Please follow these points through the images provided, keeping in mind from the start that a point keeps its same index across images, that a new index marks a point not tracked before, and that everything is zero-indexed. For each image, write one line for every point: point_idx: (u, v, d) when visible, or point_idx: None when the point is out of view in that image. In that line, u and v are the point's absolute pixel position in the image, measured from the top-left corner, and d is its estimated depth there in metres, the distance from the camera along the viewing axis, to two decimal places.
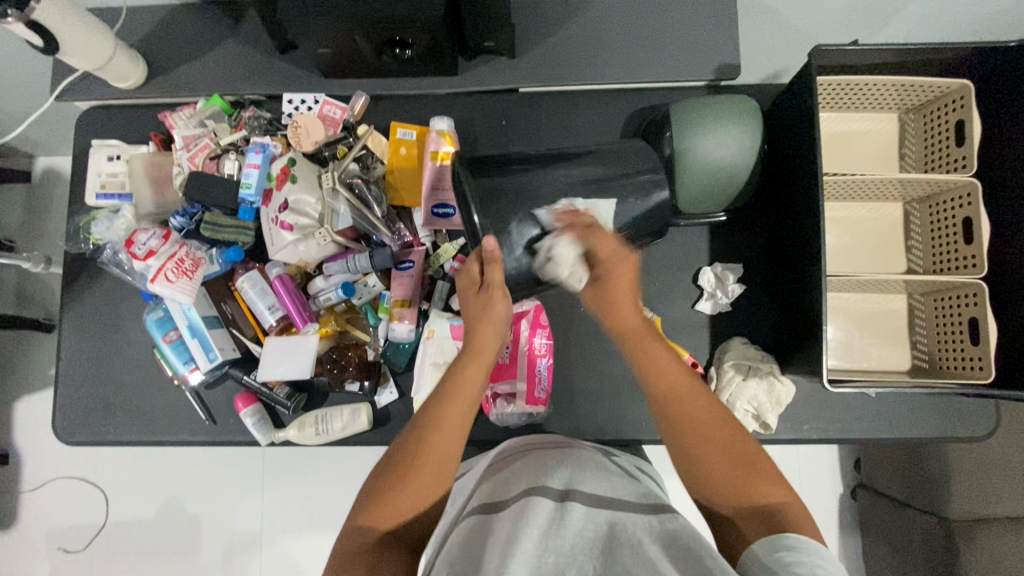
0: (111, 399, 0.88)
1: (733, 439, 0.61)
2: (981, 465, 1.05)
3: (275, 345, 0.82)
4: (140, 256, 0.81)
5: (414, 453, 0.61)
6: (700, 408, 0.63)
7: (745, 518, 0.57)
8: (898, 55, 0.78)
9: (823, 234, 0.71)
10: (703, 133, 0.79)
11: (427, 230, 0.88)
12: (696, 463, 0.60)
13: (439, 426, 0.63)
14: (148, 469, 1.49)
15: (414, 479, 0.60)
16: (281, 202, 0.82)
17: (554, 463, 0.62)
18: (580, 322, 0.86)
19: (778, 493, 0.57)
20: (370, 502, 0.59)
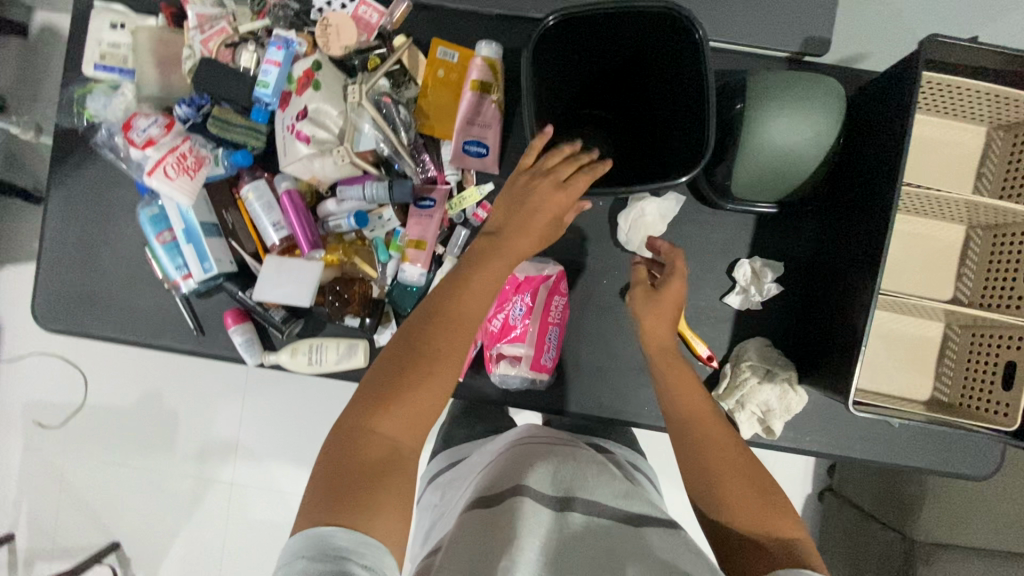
0: (97, 291, 0.83)
1: (736, 466, 0.59)
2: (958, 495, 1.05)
3: (276, 266, 0.77)
4: (138, 143, 0.74)
5: (422, 352, 0.57)
6: (703, 433, 0.61)
7: (754, 546, 0.55)
8: (1007, 61, 0.69)
9: (885, 247, 0.66)
10: (779, 112, 0.71)
11: (454, 167, 0.80)
12: (714, 484, 0.58)
13: (449, 326, 0.59)
14: (131, 361, 1.47)
15: (423, 383, 0.56)
16: (300, 109, 0.74)
17: (551, 459, 0.62)
18: (600, 294, 0.81)
19: (785, 523, 0.56)
20: (378, 402, 0.55)
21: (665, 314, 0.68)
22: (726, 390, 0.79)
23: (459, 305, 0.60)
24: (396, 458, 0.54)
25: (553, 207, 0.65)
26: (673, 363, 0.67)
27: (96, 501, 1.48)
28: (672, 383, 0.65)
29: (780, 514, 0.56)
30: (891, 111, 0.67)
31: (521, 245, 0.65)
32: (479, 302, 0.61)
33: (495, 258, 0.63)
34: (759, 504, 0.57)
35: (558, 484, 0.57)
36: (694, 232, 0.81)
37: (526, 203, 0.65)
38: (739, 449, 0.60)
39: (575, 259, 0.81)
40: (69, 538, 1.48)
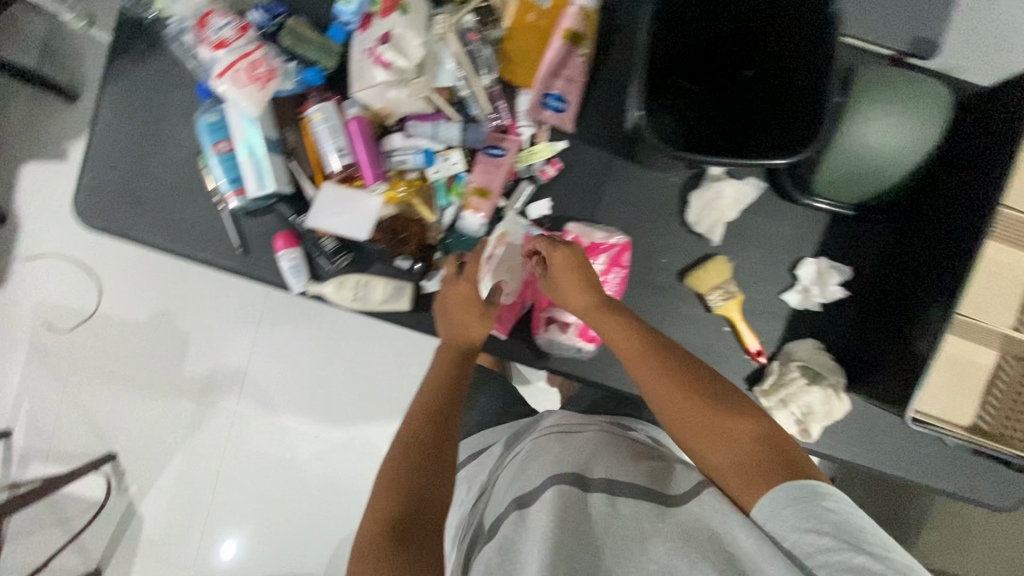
0: (143, 194, 0.80)
1: (693, 406, 0.60)
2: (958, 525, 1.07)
3: (334, 194, 0.74)
4: (209, 44, 0.70)
5: (419, 433, 0.65)
6: (651, 379, 0.63)
7: (740, 473, 0.55)
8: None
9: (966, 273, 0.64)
10: (876, 113, 0.68)
11: (529, 119, 0.77)
12: (692, 431, 0.60)
13: (438, 397, 0.69)
14: (148, 273, 1.43)
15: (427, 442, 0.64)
16: (382, 32, 0.70)
17: (564, 442, 0.66)
18: (659, 273, 0.79)
19: (744, 432, 0.57)
20: (393, 476, 0.61)
21: (574, 277, 0.69)
22: (771, 387, 0.78)
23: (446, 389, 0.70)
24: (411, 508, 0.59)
25: (469, 303, 0.72)
26: (600, 316, 0.68)
27: (96, 412, 1.42)
28: (609, 336, 0.67)
29: (742, 425, 0.58)
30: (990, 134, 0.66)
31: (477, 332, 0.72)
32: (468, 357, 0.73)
33: (471, 316, 0.72)
34: (714, 421, 0.58)
35: (574, 462, 0.61)
36: (764, 223, 0.78)
37: (469, 315, 0.72)
38: (696, 385, 0.61)
39: (638, 233, 0.78)
40: (65, 442, 1.41)
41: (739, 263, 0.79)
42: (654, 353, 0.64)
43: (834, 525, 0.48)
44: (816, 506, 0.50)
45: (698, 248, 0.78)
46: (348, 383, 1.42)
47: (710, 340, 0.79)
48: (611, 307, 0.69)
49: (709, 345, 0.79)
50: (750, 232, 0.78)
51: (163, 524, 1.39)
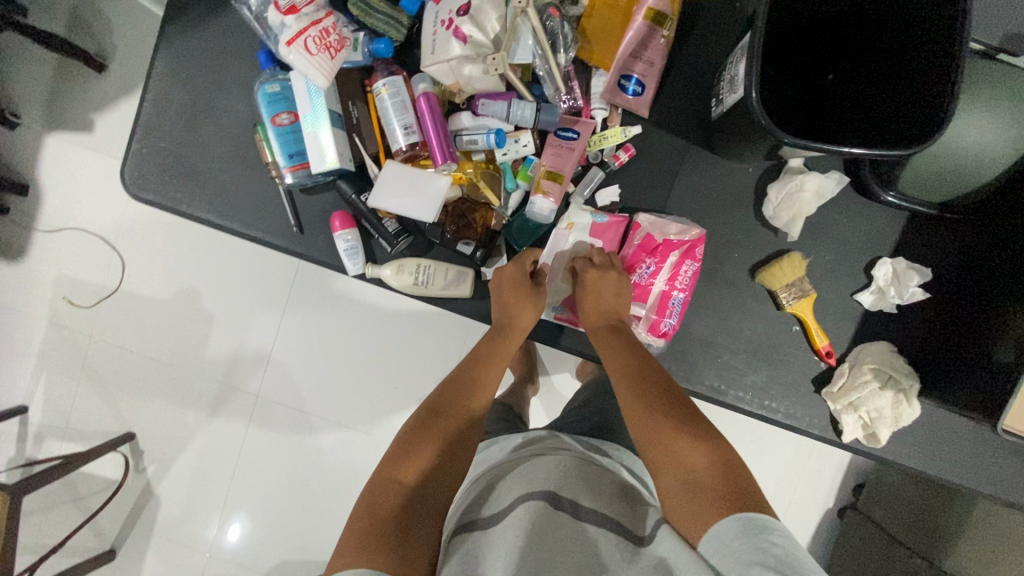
0: (194, 165, 0.76)
1: (661, 422, 0.57)
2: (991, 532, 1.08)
3: (400, 174, 0.71)
4: (278, 8, 0.65)
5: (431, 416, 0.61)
6: (628, 393, 0.61)
7: (687, 499, 0.52)
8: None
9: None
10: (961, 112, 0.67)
11: (602, 102, 0.74)
12: (651, 448, 0.56)
13: (454, 389, 0.65)
14: (173, 250, 1.36)
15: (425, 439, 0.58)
16: (461, 4, 0.67)
17: (538, 457, 0.61)
18: (728, 268, 0.76)
19: (704, 456, 0.53)
20: (402, 453, 0.57)
21: (603, 292, 0.69)
22: (841, 390, 0.75)
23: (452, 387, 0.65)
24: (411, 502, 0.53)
25: (509, 285, 0.70)
26: (607, 335, 0.67)
27: (115, 392, 1.37)
28: (608, 352, 0.66)
29: (703, 448, 0.54)
30: None
31: (526, 319, 0.70)
32: (502, 353, 0.69)
33: (508, 295, 0.70)
34: (678, 439, 0.55)
35: (550, 478, 0.57)
36: (841, 220, 0.76)
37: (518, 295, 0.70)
38: (671, 405, 0.58)
39: (709, 225, 0.76)
40: (84, 421, 1.37)
41: (811, 260, 0.76)
42: (639, 372, 0.63)
43: (777, 559, 0.43)
44: (761, 539, 0.46)
45: (771, 244, 0.76)
46: (378, 371, 1.36)
47: (778, 339, 0.77)
48: (614, 329, 0.68)
49: (776, 343, 0.77)
50: (825, 228, 0.76)
51: (184, 507, 1.36)
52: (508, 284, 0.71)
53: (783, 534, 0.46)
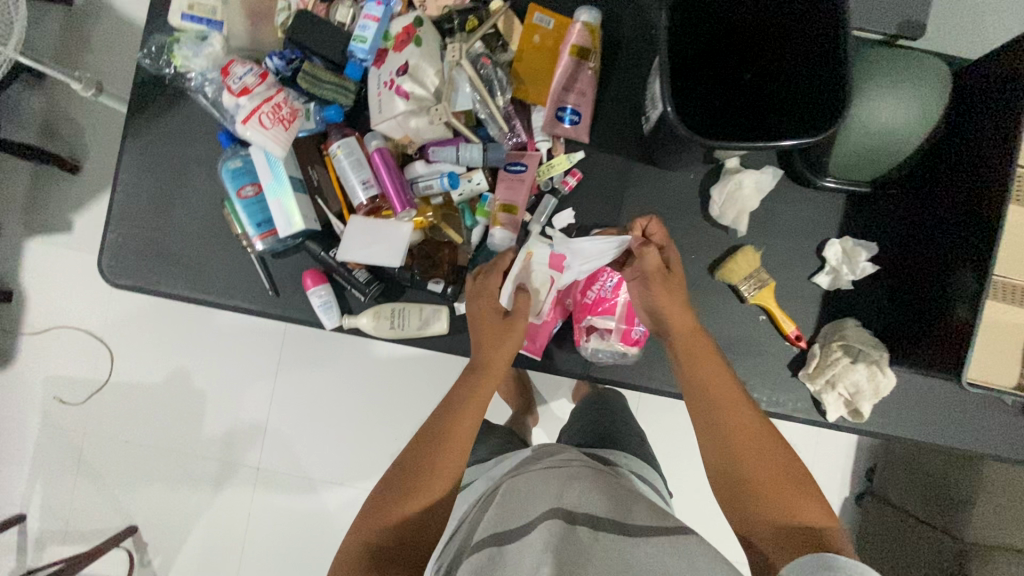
0: (168, 246, 0.80)
1: (770, 465, 0.60)
2: (1004, 495, 1.13)
3: (362, 226, 0.74)
4: (232, 92, 0.71)
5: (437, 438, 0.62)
6: (729, 424, 0.63)
7: (774, 542, 0.56)
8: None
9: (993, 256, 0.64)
10: (882, 88, 0.70)
11: (544, 135, 0.79)
12: (745, 471, 0.60)
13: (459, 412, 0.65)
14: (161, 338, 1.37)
15: (424, 478, 0.60)
16: (400, 64, 0.73)
17: (554, 471, 0.61)
18: (688, 269, 0.80)
19: (816, 516, 0.56)
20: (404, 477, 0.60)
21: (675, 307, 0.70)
22: (817, 370, 0.77)
23: (450, 413, 0.64)
24: (409, 531, 0.58)
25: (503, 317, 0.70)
26: (701, 347, 0.69)
27: (115, 485, 1.36)
28: (698, 368, 0.67)
29: (812, 509, 0.57)
30: (997, 89, 0.66)
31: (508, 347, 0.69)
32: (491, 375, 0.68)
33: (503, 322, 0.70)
34: (785, 484, 0.58)
35: (569, 495, 0.56)
36: (786, 211, 0.80)
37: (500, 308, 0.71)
38: (781, 453, 0.61)
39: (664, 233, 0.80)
40: (86, 520, 1.35)
41: (765, 251, 0.80)
42: (742, 404, 0.64)
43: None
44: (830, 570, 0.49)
45: (725, 241, 0.80)
46: (376, 425, 1.36)
47: (749, 330, 0.80)
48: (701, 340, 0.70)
49: (747, 335, 0.80)
50: (771, 220, 0.80)
51: None
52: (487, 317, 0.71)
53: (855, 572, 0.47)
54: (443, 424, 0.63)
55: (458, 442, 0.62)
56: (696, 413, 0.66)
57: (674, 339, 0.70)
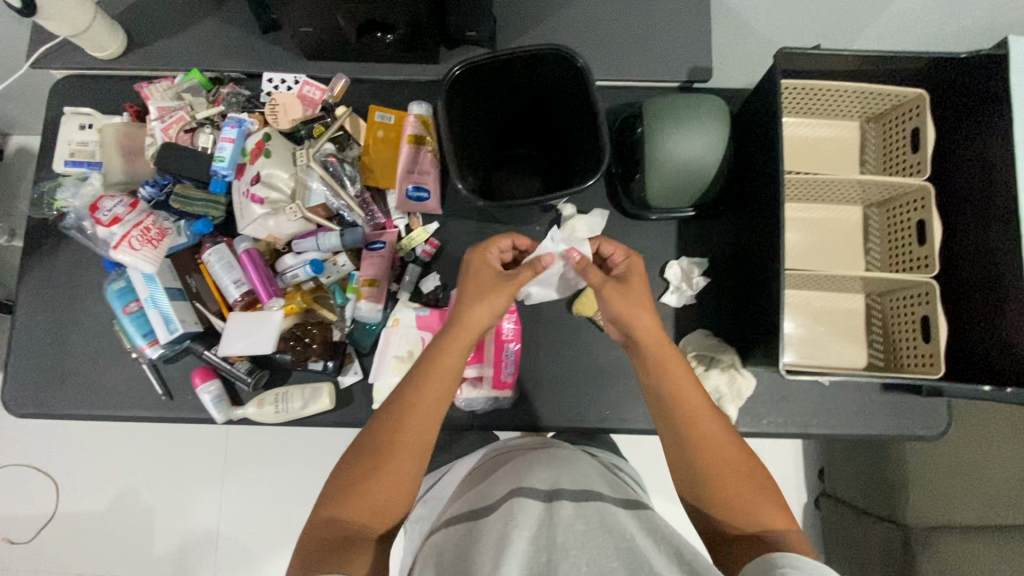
0: (67, 370, 0.85)
1: (745, 477, 0.63)
2: (935, 472, 1.11)
3: (238, 320, 0.81)
4: (104, 222, 0.80)
5: (404, 409, 0.64)
6: (703, 439, 0.64)
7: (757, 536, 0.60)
8: (867, 63, 0.78)
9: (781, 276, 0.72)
10: (673, 128, 0.80)
11: (400, 213, 0.88)
12: (718, 483, 0.63)
13: (437, 383, 0.66)
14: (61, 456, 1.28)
15: (390, 460, 0.63)
16: (253, 175, 0.82)
17: (549, 465, 0.69)
18: (549, 309, 0.87)
19: (780, 523, 0.62)
20: (378, 446, 0.63)
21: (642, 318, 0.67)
22: None
23: (418, 397, 0.65)
24: (369, 492, 0.62)
25: (487, 286, 0.68)
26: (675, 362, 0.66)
27: None
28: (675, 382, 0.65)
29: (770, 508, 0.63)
30: (764, 111, 0.77)
31: (475, 319, 0.67)
32: (464, 335, 0.67)
33: (490, 291, 0.67)
34: (758, 491, 0.63)
35: (564, 482, 0.65)
36: (627, 243, 0.89)
37: (480, 293, 0.67)
38: (746, 455, 0.64)
39: None
40: None
41: None
42: (714, 419, 0.65)
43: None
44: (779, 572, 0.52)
45: None
46: None
47: (615, 354, 0.87)
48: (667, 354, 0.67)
49: (614, 360, 0.86)
50: None
51: None
52: (481, 276, 0.69)
53: (806, 569, 0.51)
54: (410, 407, 0.65)
55: (427, 423, 0.65)
56: (665, 425, 0.66)
57: (646, 355, 0.66)
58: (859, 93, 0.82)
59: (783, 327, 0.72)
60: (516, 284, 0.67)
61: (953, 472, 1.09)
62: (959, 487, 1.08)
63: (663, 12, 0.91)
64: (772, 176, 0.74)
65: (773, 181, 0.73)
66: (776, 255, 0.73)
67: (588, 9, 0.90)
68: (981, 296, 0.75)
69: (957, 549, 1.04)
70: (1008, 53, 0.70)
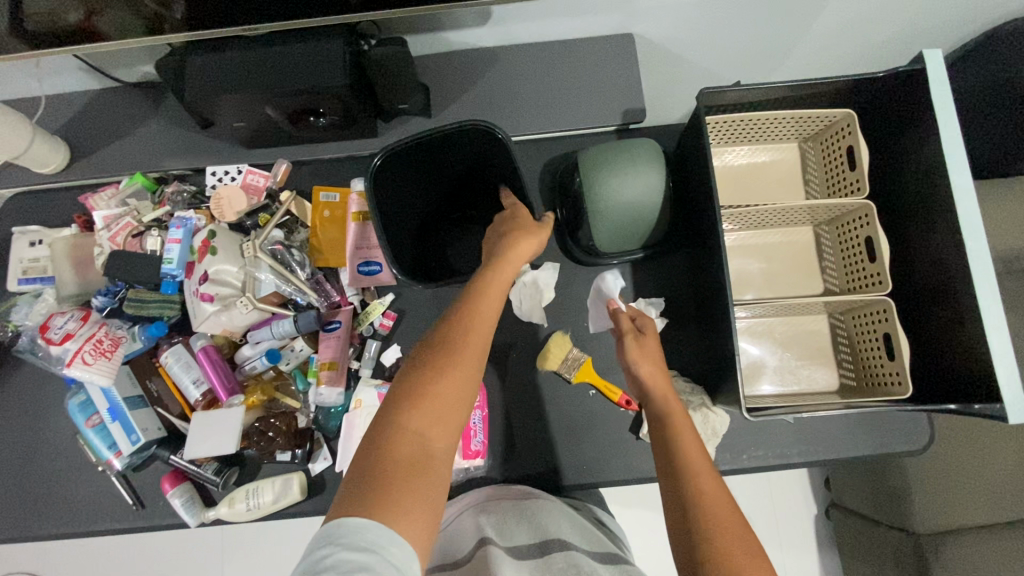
0: (35, 491, 0.84)
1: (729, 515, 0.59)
2: (936, 476, 1.05)
3: (199, 422, 0.80)
4: (56, 341, 0.80)
5: (466, 319, 0.60)
6: (701, 467, 0.63)
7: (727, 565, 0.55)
8: (793, 89, 0.79)
9: (732, 312, 0.71)
10: (610, 176, 0.80)
11: (353, 289, 0.88)
12: (704, 511, 0.59)
13: (492, 294, 0.63)
14: (45, 565, 1.24)
15: (452, 372, 0.57)
16: (201, 274, 0.82)
17: (538, 511, 0.72)
18: (514, 369, 0.87)
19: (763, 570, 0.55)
20: (438, 360, 0.57)
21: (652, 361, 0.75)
22: None
23: (474, 311, 0.61)
24: (429, 403, 0.55)
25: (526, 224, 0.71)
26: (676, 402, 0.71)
27: None
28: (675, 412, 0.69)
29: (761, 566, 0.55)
30: (695, 149, 0.77)
31: (524, 248, 0.68)
32: (515, 257, 0.67)
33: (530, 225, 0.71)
34: (747, 537, 0.57)
35: (556, 528, 0.69)
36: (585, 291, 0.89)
37: (519, 228, 0.71)
38: (726, 500, 0.60)
39: None
40: None
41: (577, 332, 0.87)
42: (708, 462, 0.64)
43: None
44: None
45: (538, 334, 0.88)
46: None
47: (586, 405, 0.86)
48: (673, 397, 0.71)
49: (585, 413, 0.86)
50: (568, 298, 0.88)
51: None
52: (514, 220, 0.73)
53: None
54: (468, 326, 0.60)
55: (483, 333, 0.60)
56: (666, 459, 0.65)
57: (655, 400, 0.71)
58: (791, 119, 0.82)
59: (739, 362, 0.71)
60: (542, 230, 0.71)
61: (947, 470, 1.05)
62: (962, 488, 1.03)
63: (590, 59, 0.92)
64: (710, 213, 0.73)
65: (712, 218, 0.73)
66: (726, 290, 0.72)
67: (517, 65, 0.92)
68: (940, 306, 0.75)
69: (969, 553, 0.99)
70: (925, 67, 0.71)
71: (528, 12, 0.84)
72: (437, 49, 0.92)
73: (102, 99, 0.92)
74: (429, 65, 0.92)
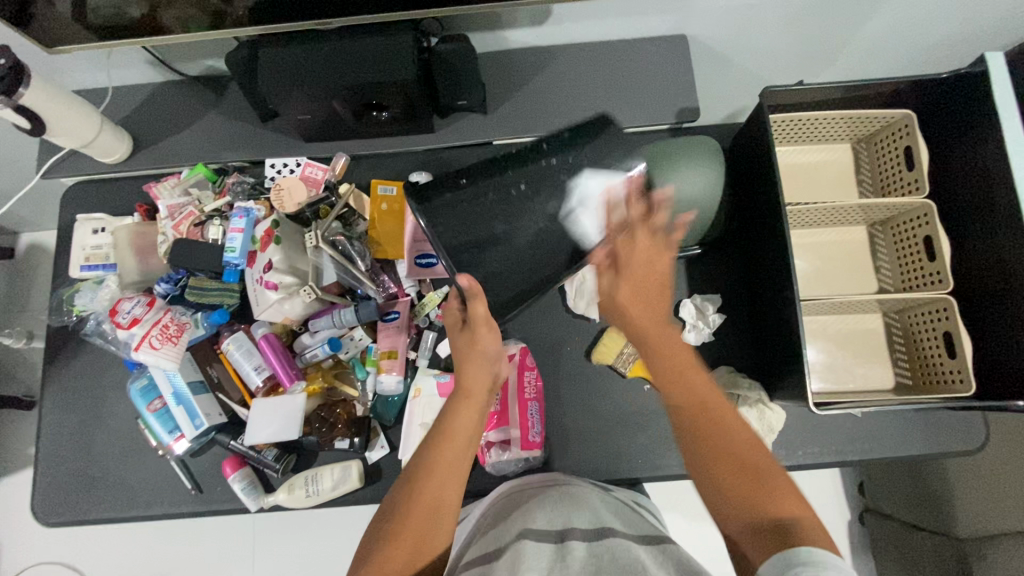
0: (95, 474, 0.85)
1: (745, 452, 0.58)
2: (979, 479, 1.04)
3: (261, 407, 0.81)
4: (123, 325, 0.82)
5: (427, 468, 0.62)
6: (718, 439, 0.60)
7: (750, 534, 0.53)
8: (854, 89, 0.80)
9: (797, 307, 0.72)
10: (671, 170, 0.80)
11: (411, 281, 0.89)
12: (717, 480, 0.58)
13: (455, 437, 0.64)
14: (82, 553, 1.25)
15: (412, 518, 0.59)
16: (264, 262, 0.82)
17: (560, 500, 0.68)
18: (569, 361, 0.88)
19: (791, 508, 0.54)
20: (397, 510, 0.60)
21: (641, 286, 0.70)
22: None
23: (440, 449, 0.63)
24: (391, 544, 0.57)
25: (484, 346, 0.69)
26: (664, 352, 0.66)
27: None
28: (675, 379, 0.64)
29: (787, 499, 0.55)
30: (757, 148, 0.79)
31: (474, 377, 0.68)
32: (473, 394, 0.67)
33: (480, 338, 0.68)
34: (760, 487, 0.56)
35: (576, 518, 0.64)
36: None
37: (469, 351, 0.69)
38: (747, 445, 0.59)
39: (538, 336, 0.88)
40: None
41: None
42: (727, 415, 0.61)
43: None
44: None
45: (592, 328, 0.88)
46: None
47: (640, 399, 0.86)
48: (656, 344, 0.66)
49: (640, 407, 0.86)
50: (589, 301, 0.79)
51: None
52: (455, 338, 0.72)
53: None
54: (433, 467, 0.62)
55: (446, 476, 0.61)
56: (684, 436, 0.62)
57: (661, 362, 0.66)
58: (847, 119, 0.83)
59: (806, 355, 0.72)
60: (483, 322, 0.68)
61: (991, 472, 1.03)
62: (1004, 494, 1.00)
63: (646, 58, 0.93)
64: (775, 207, 0.74)
65: (776, 213, 0.74)
66: (791, 286, 0.73)
67: (573, 64, 0.93)
68: (1002, 307, 0.76)
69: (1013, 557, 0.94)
70: (988, 69, 0.72)
71: (589, 11, 0.86)
72: (494, 47, 0.94)
73: (166, 91, 0.94)
74: (487, 62, 0.93)
